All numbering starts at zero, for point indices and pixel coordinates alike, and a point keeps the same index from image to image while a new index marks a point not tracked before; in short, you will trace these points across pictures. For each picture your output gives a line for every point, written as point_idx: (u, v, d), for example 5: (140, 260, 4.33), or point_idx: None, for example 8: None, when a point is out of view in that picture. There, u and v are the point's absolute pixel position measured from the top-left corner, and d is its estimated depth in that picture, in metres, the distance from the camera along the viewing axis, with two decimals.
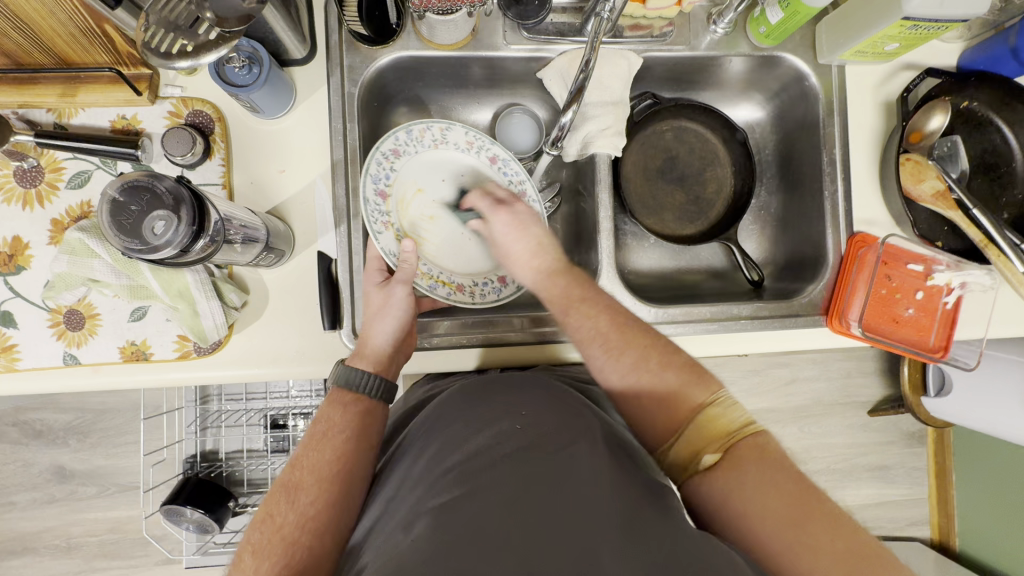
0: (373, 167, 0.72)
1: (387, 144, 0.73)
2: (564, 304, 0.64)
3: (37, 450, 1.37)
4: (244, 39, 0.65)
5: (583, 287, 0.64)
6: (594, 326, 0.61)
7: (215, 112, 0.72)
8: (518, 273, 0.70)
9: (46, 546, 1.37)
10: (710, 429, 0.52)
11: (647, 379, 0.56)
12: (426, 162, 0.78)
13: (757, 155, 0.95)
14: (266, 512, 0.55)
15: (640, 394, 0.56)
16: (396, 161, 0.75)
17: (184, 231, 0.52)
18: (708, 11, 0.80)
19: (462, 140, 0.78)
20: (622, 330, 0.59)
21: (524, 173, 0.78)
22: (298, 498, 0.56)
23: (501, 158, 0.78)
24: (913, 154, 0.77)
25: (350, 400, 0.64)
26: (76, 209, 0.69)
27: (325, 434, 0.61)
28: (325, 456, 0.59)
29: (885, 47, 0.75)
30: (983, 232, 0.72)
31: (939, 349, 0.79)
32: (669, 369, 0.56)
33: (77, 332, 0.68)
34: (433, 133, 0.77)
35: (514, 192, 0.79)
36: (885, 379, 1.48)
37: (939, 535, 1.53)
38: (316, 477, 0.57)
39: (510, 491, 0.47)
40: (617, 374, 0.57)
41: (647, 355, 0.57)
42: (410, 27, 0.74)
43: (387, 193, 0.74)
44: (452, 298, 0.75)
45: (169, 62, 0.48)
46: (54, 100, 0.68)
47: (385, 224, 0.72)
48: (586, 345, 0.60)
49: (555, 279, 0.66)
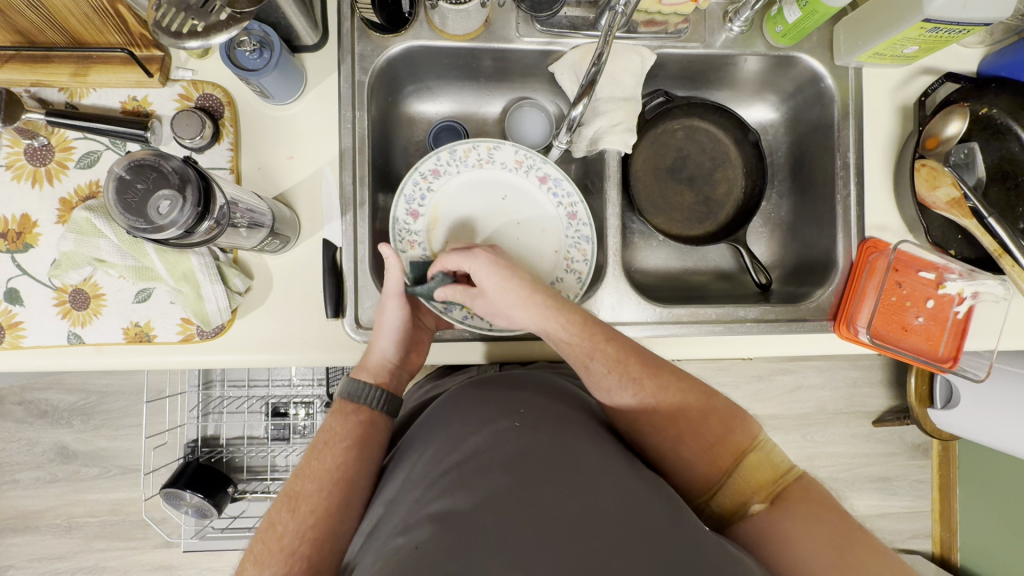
0: (409, 187, 0.76)
1: (426, 165, 0.76)
2: (583, 348, 0.62)
3: (41, 429, 1.38)
4: (256, 23, 0.65)
5: (601, 328, 0.63)
6: (623, 374, 0.60)
7: (226, 97, 0.72)
8: (514, 315, 0.66)
9: (48, 525, 1.39)
10: (757, 476, 0.53)
11: (689, 426, 0.56)
12: (468, 181, 0.79)
13: (769, 157, 0.93)
14: (268, 522, 0.56)
15: (684, 443, 0.56)
16: (435, 180, 0.77)
17: (189, 211, 0.52)
18: (724, 9, 0.79)
19: (510, 159, 0.78)
20: (654, 377, 0.59)
21: (576, 196, 0.78)
22: (299, 507, 0.56)
23: (552, 178, 0.78)
24: (929, 160, 0.75)
25: (352, 410, 0.65)
26: (85, 189, 0.70)
27: (328, 444, 0.61)
28: (328, 466, 0.59)
29: (904, 50, 0.74)
30: (998, 241, 0.72)
31: (949, 359, 0.78)
32: (711, 416, 0.57)
33: (82, 312, 0.68)
34: (478, 152, 0.77)
35: (562, 215, 0.79)
36: (891, 389, 1.46)
37: (940, 548, 1.52)
38: (316, 486, 0.58)
39: (509, 494, 0.47)
40: (655, 422, 0.57)
41: (678, 398, 0.58)
42: (423, 17, 0.74)
43: (419, 213, 0.77)
44: (468, 323, 0.74)
45: (178, 42, 0.47)
46: (67, 79, 0.68)
47: (411, 244, 0.77)
48: (615, 392, 0.59)
49: (561, 320, 0.64)
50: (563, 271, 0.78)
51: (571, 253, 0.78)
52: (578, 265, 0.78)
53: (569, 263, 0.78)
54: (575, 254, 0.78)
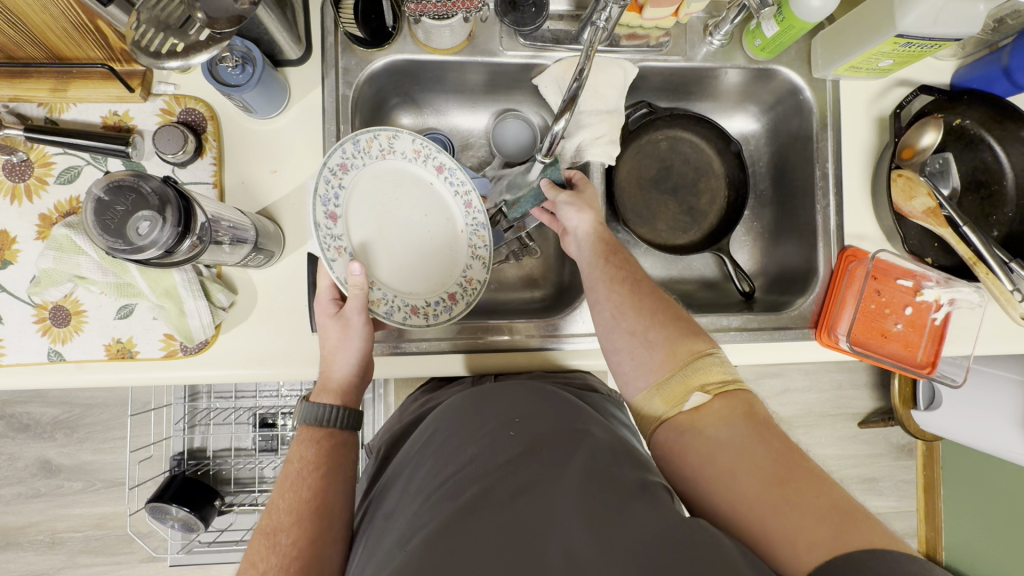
0: (323, 186, 0.66)
1: (334, 158, 0.67)
2: (600, 249, 0.68)
3: (23, 444, 1.36)
4: (238, 39, 0.65)
5: (616, 246, 0.69)
6: (608, 269, 0.65)
7: (208, 111, 0.71)
8: (576, 211, 0.70)
9: (29, 541, 1.36)
10: (703, 374, 0.55)
11: (667, 321, 0.60)
12: (375, 176, 0.73)
13: (751, 167, 0.95)
14: (251, 558, 0.55)
15: (653, 329, 0.60)
16: (345, 176, 0.69)
17: (169, 232, 0.52)
18: (704, 23, 0.81)
19: (409, 148, 0.75)
20: (649, 285, 0.64)
21: (470, 184, 0.77)
22: (279, 540, 0.56)
23: (448, 168, 0.76)
24: (905, 171, 0.78)
25: (323, 435, 0.63)
26: (65, 205, 0.69)
27: (298, 475, 0.59)
28: (303, 496, 0.58)
29: (879, 63, 0.76)
30: (973, 249, 0.74)
31: (927, 365, 0.80)
32: (683, 321, 0.60)
33: (62, 329, 0.68)
34: (380, 142, 0.72)
35: (459, 204, 0.78)
36: (875, 391, 1.49)
37: (927, 547, 1.53)
38: (295, 517, 0.57)
39: (502, 500, 0.48)
40: (632, 310, 0.61)
41: (661, 301, 0.62)
42: (407, 30, 0.74)
43: (337, 214, 0.68)
44: (408, 323, 0.71)
45: (158, 62, 0.47)
46: (46, 94, 0.67)
47: (338, 249, 0.67)
48: (612, 282, 0.64)
49: (602, 230, 0.70)
50: (469, 258, 0.78)
51: (472, 242, 0.78)
52: (481, 252, 0.78)
53: (472, 249, 0.78)
54: (477, 241, 0.78)
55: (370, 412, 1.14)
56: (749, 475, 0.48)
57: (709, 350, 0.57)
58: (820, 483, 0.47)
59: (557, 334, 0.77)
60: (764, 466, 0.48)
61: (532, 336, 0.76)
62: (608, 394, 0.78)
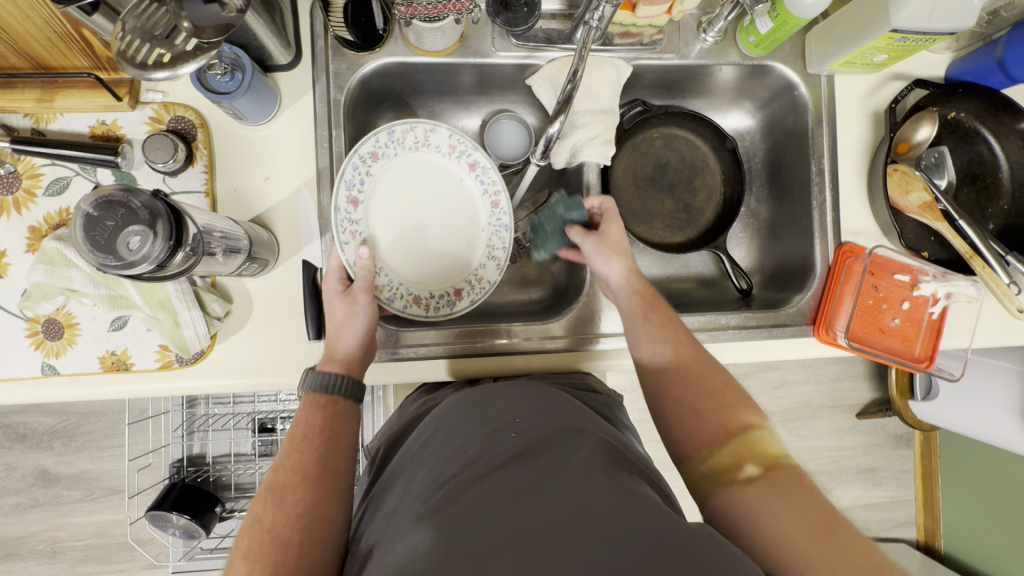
0: (349, 171, 0.70)
1: (366, 147, 0.71)
2: (642, 306, 0.69)
3: (21, 454, 1.35)
4: (226, 45, 0.64)
5: (661, 305, 0.69)
6: (650, 330, 0.67)
7: (197, 118, 0.70)
8: (611, 264, 0.71)
9: (30, 551, 1.36)
10: (753, 444, 0.58)
11: (713, 389, 0.62)
12: (406, 165, 0.76)
13: (746, 163, 0.95)
14: (254, 516, 0.55)
15: (702, 397, 0.62)
16: (374, 164, 0.73)
17: (160, 246, 0.51)
18: (698, 20, 0.80)
19: (445, 143, 0.77)
20: (692, 346, 0.66)
21: (500, 185, 0.78)
22: (284, 499, 0.55)
23: (480, 166, 0.78)
24: (901, 165, 0.77)
25: (326, 402, 0.62)
26: (55, 216, 0.68)
27: (305, 439, 0.59)
28: (309, 458, 0.57)
29: (874, 58, 0.75)
30: (970, 244, 0.74)
31: (924, 359, 0.80)
32: (728, 386, 0.63)
33: (56, 342, 0.67)
34: (416, 134, 0.75)
35: (487, 203, 0.79)
36: (873, 381, 1.49)
37: (925, 535, 1.54)
38: (301, 477, 0.56)
39: (507, 501, 0.48)
40: (679, 376, 0.63)
41: (707, 366, 0.64)
42: (398, 33, 0.73)
43: (359, 200, 0.72)
44: (407, 312, 0.75)
45: (144, 73, 0.46)
46: (31, 105, 0.66)
47: (353, 234, 0.72)
48: (658, 345, 0.66)
49: (642, 284, 0.71)
50: (484, 257, 0.79)
51: (491, 242, 0.79)
52: (497, 252, 0.78)
53: (490, 249, 0.79)
54: (495, 242, 0.79)
55: (369, 414, 1.14)
56: (796, 530, 0.50)
57: (759, 423, 0.60)
58: (860, 539, 0.50)
59: (556, 336, 0.77)
60: (808, 520, 0.51)
61: (529, 339, 0.76)
62: (608, 396, 0.78)
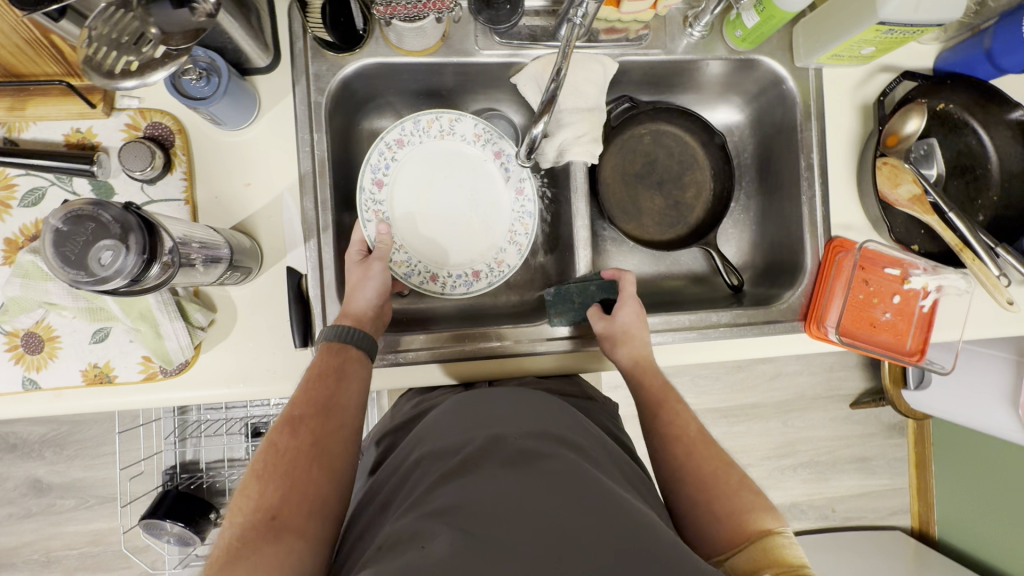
0: (375, 157, 0.75)
1: (391, 134, 0.75)
2: (653, 398, 0.70)
3: (13, 464, 1.33)
4: (200, 49, 0.62)
5: (671, 394, 0.71)
6: (660, 429, 0.68)
7: (175, 124, 0.69)
8: (619, 352, 0.72)
9: (24, 561, 1.35)
10: (772, 554, 0.55)
11: (724, 490, 0.61)
12: (430, 153, 0.78)
13: (735, 158, 0.94)
14: (270, 441, 0.58)
15: (712, 500, 0.61)
16: (399, 151, 0.77)
17: (134, 260, 0.50)
18: (684, 14, 0.79)
19: (470, 133, 0.78)
20: (702, 443, 0.67)
21: (526, 173, 0.79)
22: (298, 429, 0.58)
23: (506, 154, 0.79)
24: (890, 158, 0.76)
25: (341, 351, 0.64)
26: (31, 228, 0.66)
27: (322, 378, 0.62)
28: (325, 397, 0.61)
29: (862, 51, 0.74)
30: (959, 236, 0.73)
31: (915, 353, 0.80)
32: (743, 489, 0.61)
33: (36, 356, 0.66)
34: (442, 124, 0.77)
35: (511, 190, 0.80)
36: (866, 371, 1.50)
37: (919, 523, 1.55)
38: (317, 411, 0.59)
39: (509, 492, 0.48)
40: (689, 478, 0.64)
41: (718, 467, 0.64)
42: (378, 33, 0.72)
43: (384, 182, 0.76)
44: (423, 288, 0.77)
45: (112, 83, 0.45)
46: (2, 113, 0.65)
47: (376, 213, 0.76)
48: (669, 444, 0.67)
49: (652, 374, 0.71)
50: (505, 243, 0.79)
51: (515, 227, 0.79)
52: (520, 239, 0.79)
53: (512, 235, 0.79)
54: (518, 228, 0.79)
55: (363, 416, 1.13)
56: None
57: (779, 529, 0.57)
58: None
59: (545, 339, 0.76)
60: None
61: (518, 341, 0.75)
62: (600, 402, 0.77)
